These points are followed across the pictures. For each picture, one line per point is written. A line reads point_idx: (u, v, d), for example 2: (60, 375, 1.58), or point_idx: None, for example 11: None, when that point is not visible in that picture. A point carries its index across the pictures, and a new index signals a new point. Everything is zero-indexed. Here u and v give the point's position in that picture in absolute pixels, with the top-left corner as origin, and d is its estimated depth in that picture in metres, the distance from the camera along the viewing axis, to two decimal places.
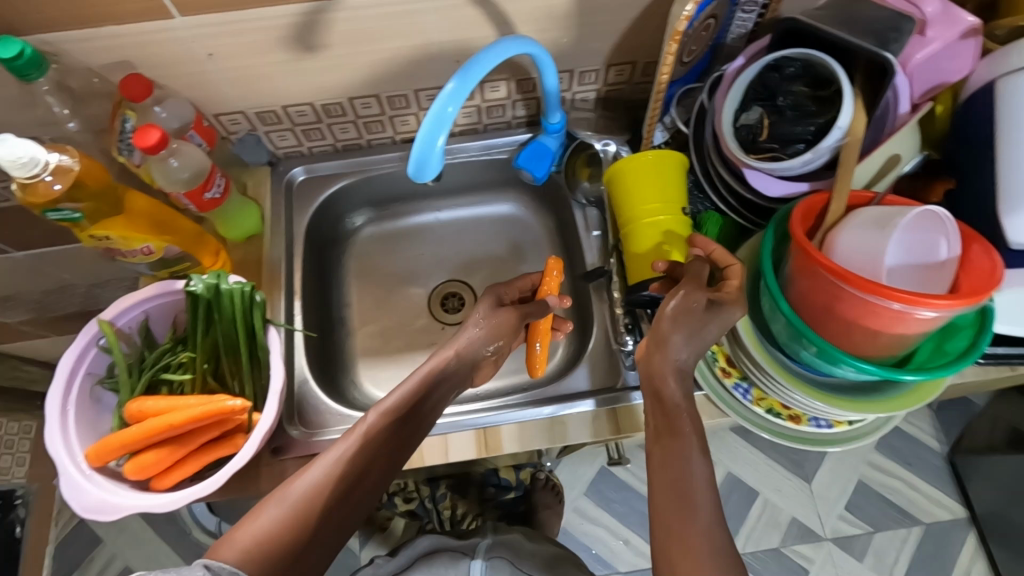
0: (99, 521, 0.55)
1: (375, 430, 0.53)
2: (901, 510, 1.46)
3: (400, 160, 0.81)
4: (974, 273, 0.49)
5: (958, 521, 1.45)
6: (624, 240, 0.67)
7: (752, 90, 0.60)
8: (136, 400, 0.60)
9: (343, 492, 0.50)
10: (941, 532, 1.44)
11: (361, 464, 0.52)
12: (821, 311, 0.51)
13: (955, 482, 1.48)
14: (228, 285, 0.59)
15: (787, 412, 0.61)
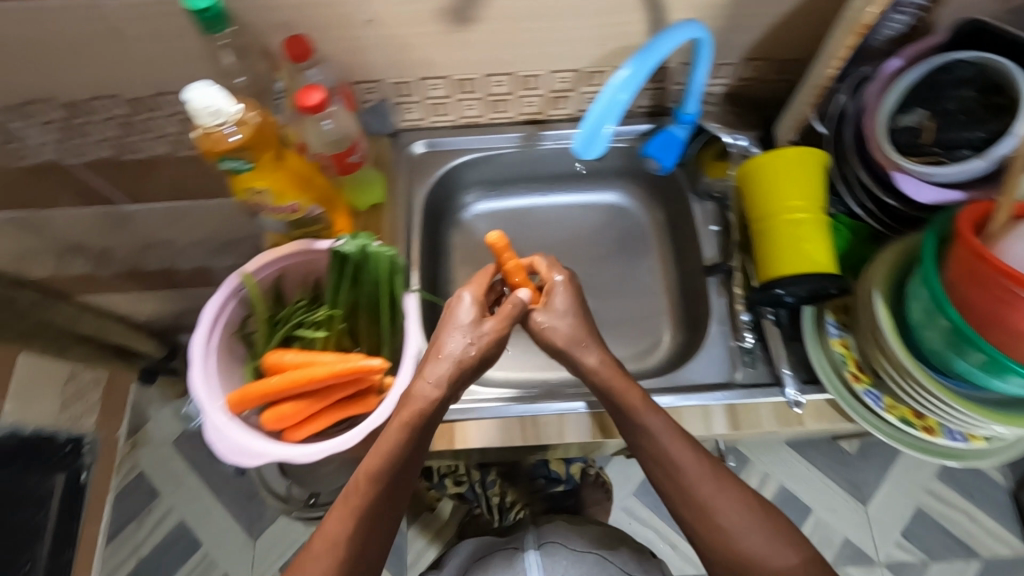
0: (241, 466, 0.57)
1: (364, 490, 0.55)
2: (960, 542, 1.42)
3: (519, 140, 0.82)
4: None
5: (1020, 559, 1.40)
6: (758, 236, 0.66)
7: (917, 92, 0.60)
8: (276, 352, 0.63)
9: (357, 552, 0.54)
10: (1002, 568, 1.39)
11: (358, 522, 0.54)
12: (989, 320, 0.50)
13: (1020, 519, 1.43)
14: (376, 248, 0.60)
15: (920, 422, 0.60)
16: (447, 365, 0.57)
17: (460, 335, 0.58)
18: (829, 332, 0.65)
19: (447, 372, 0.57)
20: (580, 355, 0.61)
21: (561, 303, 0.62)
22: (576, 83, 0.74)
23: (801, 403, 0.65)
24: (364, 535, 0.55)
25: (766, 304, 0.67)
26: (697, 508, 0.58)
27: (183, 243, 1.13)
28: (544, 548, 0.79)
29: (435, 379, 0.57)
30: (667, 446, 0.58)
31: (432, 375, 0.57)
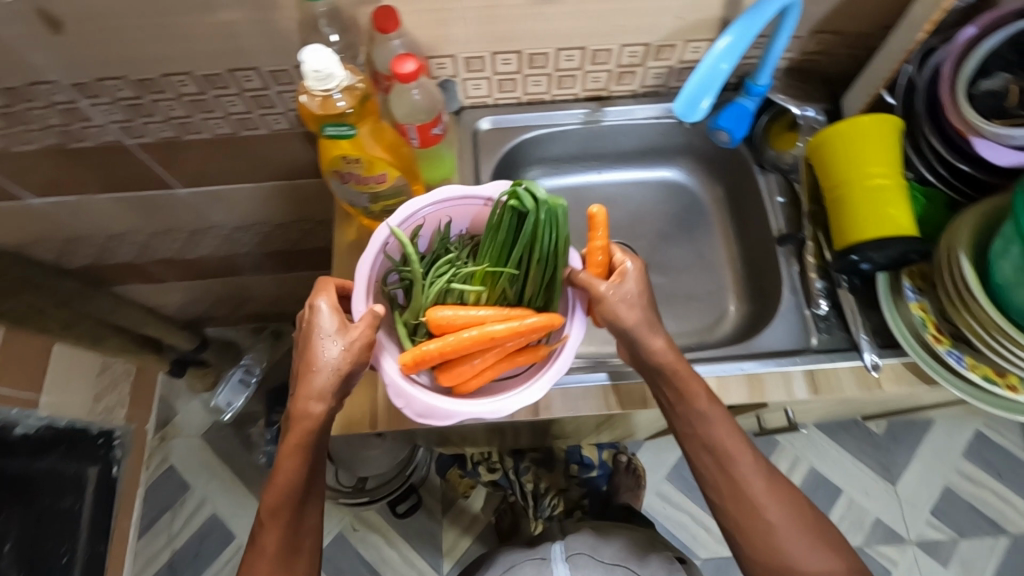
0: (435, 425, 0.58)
1: (280, 504, 0.58)
2: (989, 519, 1.44)
3: (583, 118, 0.82)
4: None
5: None
6: (834, 203, 0.67)
7: (998, 57, 0.61)
8: (438, 309, 0.61)
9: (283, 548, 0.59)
10: None
11: (285, 525, 0.59)
12: None
13: None
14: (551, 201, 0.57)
15: (1005, 381, 0.61)
16: (330, 379, 0.56)
17: (328, 344, 0.55)
18: (906, 296, 0.66)
19: (326, 381, 0.56)
20: (649, 339, 0.60)
21: (631, 285, 0.60)
22: (644, 57, 0.75)
23: (879, 366, 0.67)
24: (295, 531, 0.60)
25: (842, 271, 0.68)
26: (733, 491, 0.61)
27: (227, 229, 1.12)
28: (572, 559, 0.81)
29: (320, 397, 0.56)
30: (713, 431, 0.61)
31: (315, 394, 0.56)
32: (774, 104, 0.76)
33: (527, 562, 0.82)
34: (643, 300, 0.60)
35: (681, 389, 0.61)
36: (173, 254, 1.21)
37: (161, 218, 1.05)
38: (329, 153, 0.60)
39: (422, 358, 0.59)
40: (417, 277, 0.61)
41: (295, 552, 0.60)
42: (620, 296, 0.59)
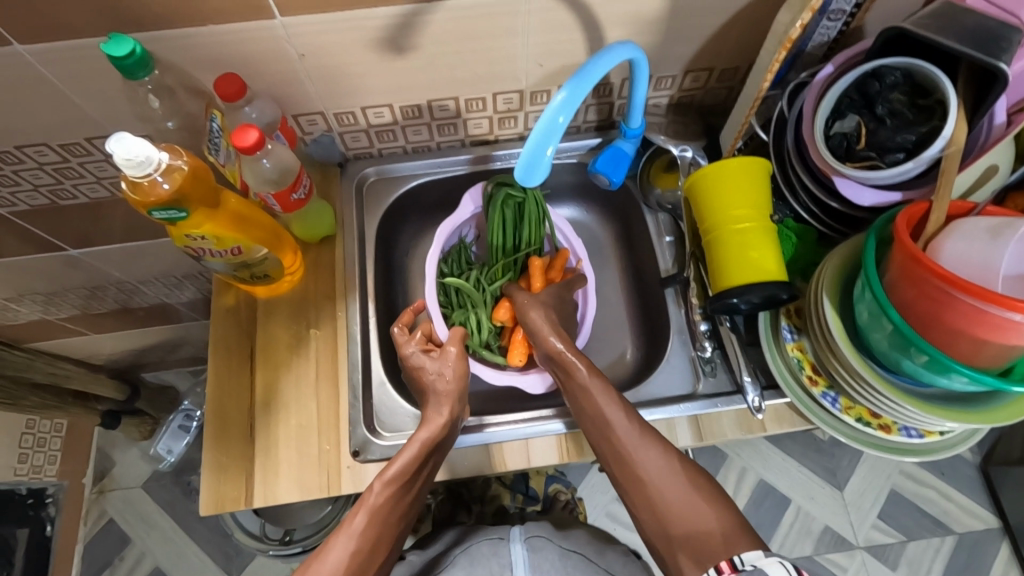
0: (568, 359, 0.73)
1: (385, 498, 0.57)
2: (935, 520, 1.43)
3: (470, 163, 0.81)
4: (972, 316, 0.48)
5: (990, 531, 1.41)
6: (708, 246, 0.67)
7: (849, 98, 0.60)
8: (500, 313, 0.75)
9: (370, 554, 0.54)
10: (975, 541, 1.41)
11: (377, 519, 0.56)
12: (929, 319, 0.51)
13: (987, 491, 1.45)
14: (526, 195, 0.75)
15: (877, 421, 0.61)
16: (454, 394, 0.64)
17: (435, 368, 0.66)
18: (784, 337, 0.65)
19: (448, 393, 0.64)
20: (540, 336, 0.66)
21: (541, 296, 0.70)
22: (521, 103, 0.74)
23: (763, 409, 0.66)
24: (387, 535, 0.56)
25: (721, 313, 0.67)
26: (619, 453, 0.57)
27: (135, 283, 1.09)
28: (529, 542, 0.70)
29: (445, 412, 0.63)
30: (595, 392, 0.60)
31: (454, 404, 0.64)
32: (653, 144, 0.75)
33: (482, 543, 0.71)
34: (551, 304, 0.70)
35: (564, 363, 0.63)
36: (83, 307, 1.16)
37: (58, 279, 1.01)
38: (172, 230, 0.58)
39: (522, 345, 0.74)
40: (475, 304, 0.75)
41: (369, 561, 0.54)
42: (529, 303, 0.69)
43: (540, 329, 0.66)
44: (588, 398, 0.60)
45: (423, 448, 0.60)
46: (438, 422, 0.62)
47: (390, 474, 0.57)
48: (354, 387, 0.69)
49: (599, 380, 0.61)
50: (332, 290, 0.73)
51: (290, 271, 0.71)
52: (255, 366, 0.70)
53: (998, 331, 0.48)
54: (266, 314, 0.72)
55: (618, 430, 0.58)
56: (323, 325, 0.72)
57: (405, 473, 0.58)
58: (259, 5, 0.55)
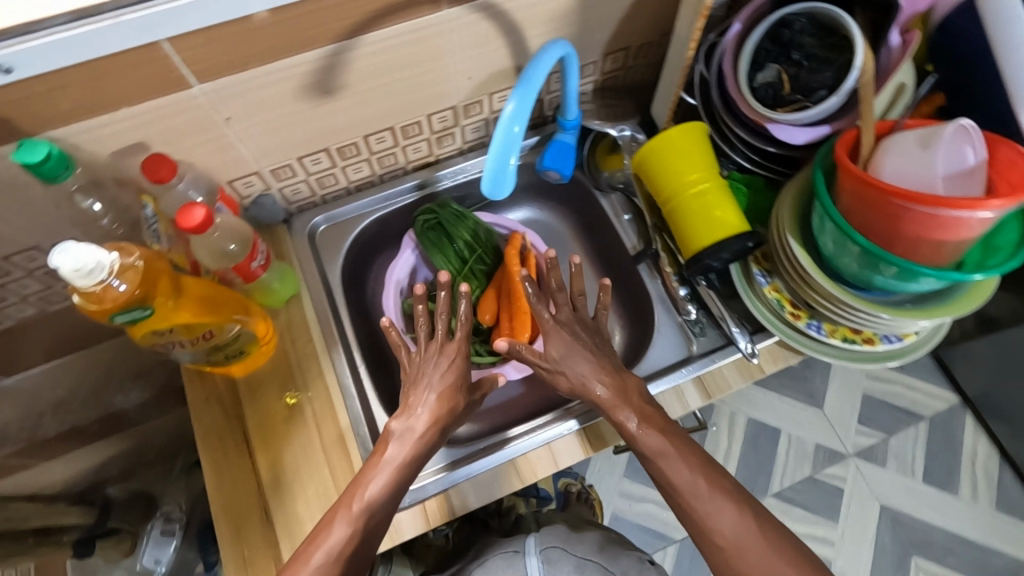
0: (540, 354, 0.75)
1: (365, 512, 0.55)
2: (907, 411, 1.54)
3: (418, 188, 0.80)
4: (923, 222, 0.53)
5: (954, 407, 1.54)
6: (670, 214, 0.69)
7: (764, 50, 0.64)
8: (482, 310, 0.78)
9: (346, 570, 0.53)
10: (944, 421, 1.53)
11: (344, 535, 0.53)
12: (891, 232, 0.55)
13: (942, 373, 1.58)
14: (442, 209, 0.78)
15: (860, 337, 0.66)
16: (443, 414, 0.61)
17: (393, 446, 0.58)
18: (759, 282, 0.68)
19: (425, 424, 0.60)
20: (584, 383, 0.62)
21: (557, 348, 0.64)
22: (456, 118, 0.74)
23: (756, 352, 0.69)
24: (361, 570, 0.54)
25: (698, 274, 0.70)
26: (690, 516, 0.55)
27: (82, 397, 1.00)
28: (545, 554, 0.67)
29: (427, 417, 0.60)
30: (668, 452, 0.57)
31: (443, 424, 0.61)
32: (592, 131, 0.77)
33: (495, 558, 0.69)
34: (573, 345, 0.63)
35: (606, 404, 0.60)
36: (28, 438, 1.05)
37: None
38: (135, 333, 0.54)
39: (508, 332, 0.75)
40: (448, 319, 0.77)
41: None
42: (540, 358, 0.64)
43: (586, 377, 0.62)
44: (664, 462, 0.57)
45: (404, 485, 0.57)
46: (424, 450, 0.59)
47: (367, 500, 0.55)
48: (363, 441, 0.66)
49: (649, 427, 0.59)
50: (312, 348, 0.70)
51: (264, 341, 0.68)
52: (253, 448, 0.66)
53: (946, 229, 0.53)
54: (251, 392, 0.68)
55: (684, 489, 0.55)
56: (314, 386, 0.69)
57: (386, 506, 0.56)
58: (174, 75, 0.52)
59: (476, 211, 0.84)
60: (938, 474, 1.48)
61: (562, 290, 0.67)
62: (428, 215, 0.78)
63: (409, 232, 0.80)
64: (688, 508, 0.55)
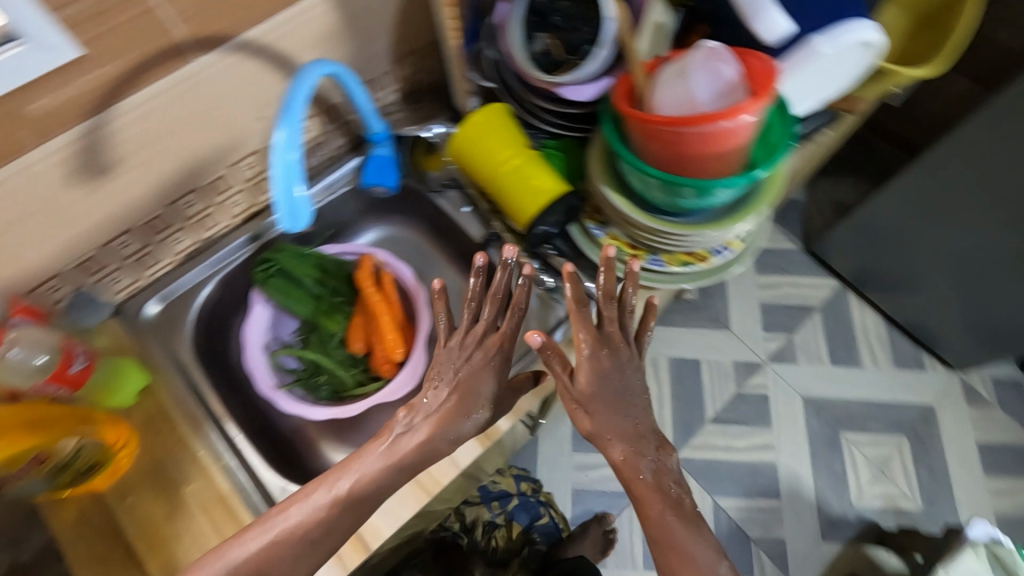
0: (422, 365, 0.74)
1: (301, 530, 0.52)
2: (800, 306, 1.67)
3: (252, 241, 0.77)
4: (698, 142, 0.58)
5: (837, 290, 1.69)
6: (495, 195, 0.71)
7: (530, 22, 0.67)
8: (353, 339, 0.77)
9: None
10: (833, 305, 1.68)
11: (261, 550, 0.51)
12: (678, 159, 0.60)
13: (820, 264, 1.72)
14: (279, 251, 0.75)
15: (694, 257, 0.71)
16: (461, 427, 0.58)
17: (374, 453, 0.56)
18: (597, 235, 0.72)
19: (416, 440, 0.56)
20: (605, 444, 0.59)
21: (586, 382, 0.60)
22: (263, 162, 0.73)
23: (613, 299, 0.73)
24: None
25: (540, 243, 0.72)
26: None
27: None
28: None
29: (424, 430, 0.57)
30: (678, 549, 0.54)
31: (449, 434, 0.58)
32: (406, 137, 0.78)
33: None
34: (610, 391, 0.60)
35: (627, 469, 0.57)
36: None
37: None
38: None
39: (382, 352, 0.74)
40: (319, 356, 0.75)
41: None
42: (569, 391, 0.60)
43: (610, 440, 0.59)
44: (677, 557, 0.54)
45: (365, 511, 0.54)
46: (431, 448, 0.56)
47: (308, 510, 0.53)
48: (257, 510, 0.63)
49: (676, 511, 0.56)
50: (178, 433, 0.67)
51: (118, 446, 0.63)
52: (141, 560, 0.61)
53: (720, 143, 0.58)
54: (122, 499, 0.63)
55: None
56: (190, 473, 0.65)
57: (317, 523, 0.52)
58: None
59: (322, 245, 0.82)
60: (840, 354, 1.63)
61: (605, 307, 0.63)
62: (265, 265, 0.75)
63: (255, 290, 0.77)
64: None
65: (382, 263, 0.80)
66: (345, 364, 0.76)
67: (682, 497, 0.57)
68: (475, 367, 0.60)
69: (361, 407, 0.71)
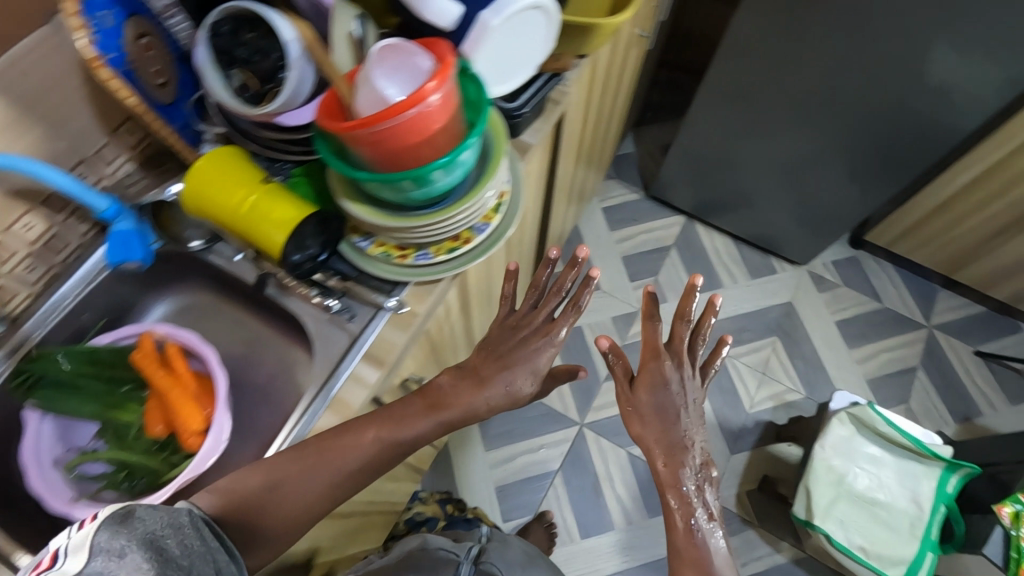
0: (223, 428, 0.71)
1: (323, 476, 0.65)
2: (659, 248, 1.92)
3: (8, 355, 0.72)
4: (393, 137, 0.60)
5: (685, 225, 1.97)
6: (245, 236, 0.70)
7: (222, 61, 0.67)
8: (150, 427, 0.73)
9: (259, 502, 0.63)
10: (685, 238, 1.95)
11: (294, 482, 0.65)
12: (387, 156, 0.62)
13: (663, 205, 1.99)
14: (40, 357, 0.71)
15: (459, 241, 0.74)
16: (512, 397, 0.73)
17: (461, 395, 0.72)
18: (362, 247, 0.73)
19: (498, 398, 0.73)
20: (653, 453, 0.78)
21: (644, 391, 0.80)
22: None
23: (400, 301, 0.74)
24: (281, 521, 0.64)
25: (311, 270, 0.72)
26: None
27: None
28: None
29: (483, 386, 0.73)
30: (681, 533, 0.74)
31: (522, 385, 0.75)
32: (146, 205, 0.76)
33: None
34: (669, 401, 0.79)
35: (668, 460, 0.77)
36: None
37: None
38: None
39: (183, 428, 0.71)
40: (115, 454, 0.70)
41: (269, 493, 0.64)
42: (630, 399, 0.81)
43: (658, 448, 0.78)
44: (684, 540, 0.73)
45: (398, 451, 0.69)
46: (471, 404, 0.71)
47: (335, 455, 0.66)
48: None
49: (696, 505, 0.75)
50: None
51: None
52: None
53: (415, 132, 0.60)
54: None
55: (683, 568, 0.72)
56: None
57: (357, 454, 0.67)
58: None
59: (94, 337, 0.78)
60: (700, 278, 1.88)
61: (675, 346, 0.84)
62: (22, 378, 0.70)
63: (27, 406, 0.72)
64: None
65: (163, 335, 0.75)
66: (147, 454, 0.72)
67: (694, 497, 0.75)
68: (513, 343, 0.76)
69: (165, 493, 0.66)
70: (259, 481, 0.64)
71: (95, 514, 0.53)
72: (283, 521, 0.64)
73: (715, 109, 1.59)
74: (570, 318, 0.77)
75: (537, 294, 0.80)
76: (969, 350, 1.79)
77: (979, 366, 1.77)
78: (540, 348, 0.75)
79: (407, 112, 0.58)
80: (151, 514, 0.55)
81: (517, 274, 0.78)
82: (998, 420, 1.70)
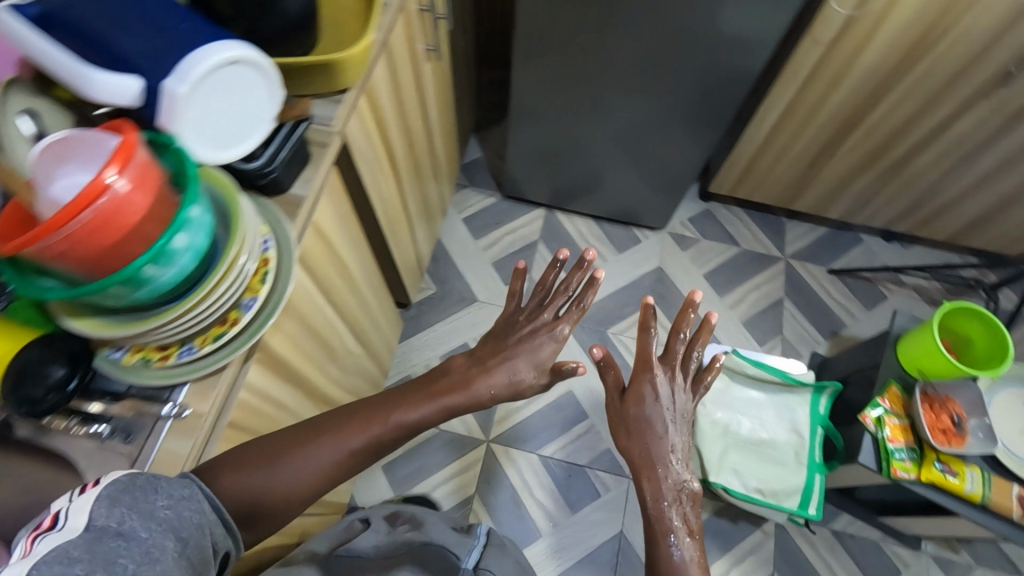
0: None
1: (321, 455, 0.77)
2: (526, 246, 1.93)
3: None
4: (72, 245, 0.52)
5: (546, 217, 1.99)
6: None
7: None
8: None
9: (270, 476, 0.73)
10: (549, 229, 1.97)
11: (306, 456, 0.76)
12: (81, 266, 0.54)
13: (521, 202, 2.00)
14: None
15: (226, 325, 0.67)
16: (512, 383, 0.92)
17: (486, 384, 0.91)
18: (116, 359, 0.65)
19: (506, 385, 0.92)
20: (645, 455, 1.02)
21: (643, 402, 1.05)
22: None
23: (178, 404, 0.67)
24: (291, 485, 0.74)
25: (56, 400, 0.63)
26: (664, 557, 0.95)
27: None
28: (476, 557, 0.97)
29: (492, 378, 0.91)
30: (664, 513, 0.98)
31: (533, 372, 0.94)
32: None
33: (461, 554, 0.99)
34: (662, 408, 1.05)
35: (658, 458, 1.01)
36: None
37: None
38: None
39: None
40: None
41: (276, 466, 0.74)
42: (637, 409, 1.04)
43: (651, 451, 1.02)
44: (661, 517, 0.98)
45: (399, 433, 0.83)
46: (472, 391, 0.89)
47: (339, 442, 0.78)
48: None
49: (677, 499, 1.00)
50: None
51: None
52: None
53: (98, 234, 0.52)
54: None
55: (664, 543, 0.96)
56: None
57: (357, 439, 0.80)
58: None
59: None
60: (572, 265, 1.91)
61: (670, 359, 1.09)
62: None
63: None
64: (662, 551, 0.96)
65: None
66: None
67: (676, 488, 1.00)
68: (518, 336, 0.96)
69: None
70: (265, 461, 0.73)
71: (100, 481, 0.57)
72: (291, 489, 0.74)
73: (533, 104, 1.61)
74: (571, 317, 0.98)
75: (540, 295, 1.02)
76: (822, 269, 1.93)
77: (833, 282, 1.91)
78: (538, 341, 0.96)
79: (73, 215, 0.50)
80: (145, 482, 0.60)
81: (527, 274, 1.01)
82: (859, 327, 1.84)
